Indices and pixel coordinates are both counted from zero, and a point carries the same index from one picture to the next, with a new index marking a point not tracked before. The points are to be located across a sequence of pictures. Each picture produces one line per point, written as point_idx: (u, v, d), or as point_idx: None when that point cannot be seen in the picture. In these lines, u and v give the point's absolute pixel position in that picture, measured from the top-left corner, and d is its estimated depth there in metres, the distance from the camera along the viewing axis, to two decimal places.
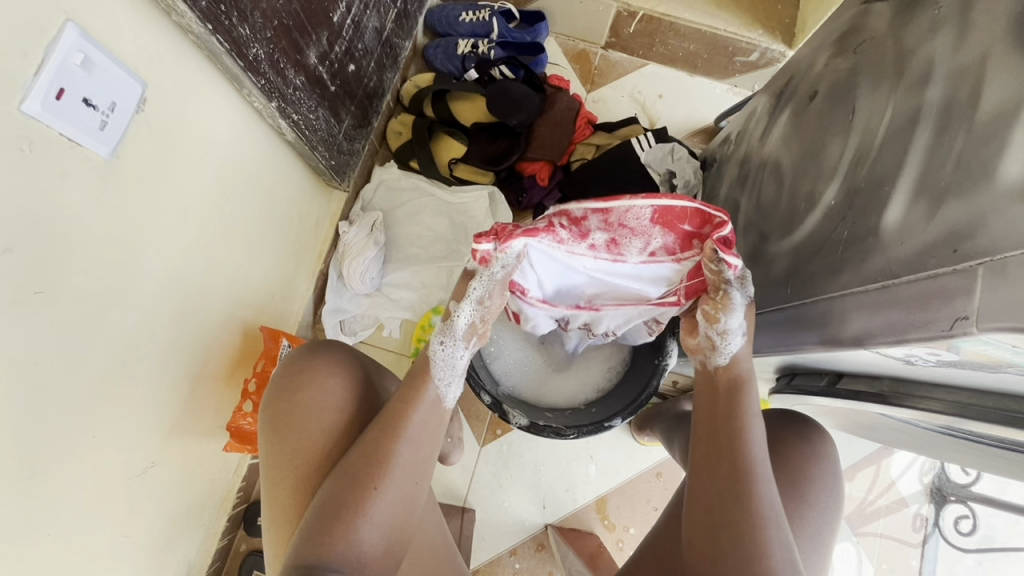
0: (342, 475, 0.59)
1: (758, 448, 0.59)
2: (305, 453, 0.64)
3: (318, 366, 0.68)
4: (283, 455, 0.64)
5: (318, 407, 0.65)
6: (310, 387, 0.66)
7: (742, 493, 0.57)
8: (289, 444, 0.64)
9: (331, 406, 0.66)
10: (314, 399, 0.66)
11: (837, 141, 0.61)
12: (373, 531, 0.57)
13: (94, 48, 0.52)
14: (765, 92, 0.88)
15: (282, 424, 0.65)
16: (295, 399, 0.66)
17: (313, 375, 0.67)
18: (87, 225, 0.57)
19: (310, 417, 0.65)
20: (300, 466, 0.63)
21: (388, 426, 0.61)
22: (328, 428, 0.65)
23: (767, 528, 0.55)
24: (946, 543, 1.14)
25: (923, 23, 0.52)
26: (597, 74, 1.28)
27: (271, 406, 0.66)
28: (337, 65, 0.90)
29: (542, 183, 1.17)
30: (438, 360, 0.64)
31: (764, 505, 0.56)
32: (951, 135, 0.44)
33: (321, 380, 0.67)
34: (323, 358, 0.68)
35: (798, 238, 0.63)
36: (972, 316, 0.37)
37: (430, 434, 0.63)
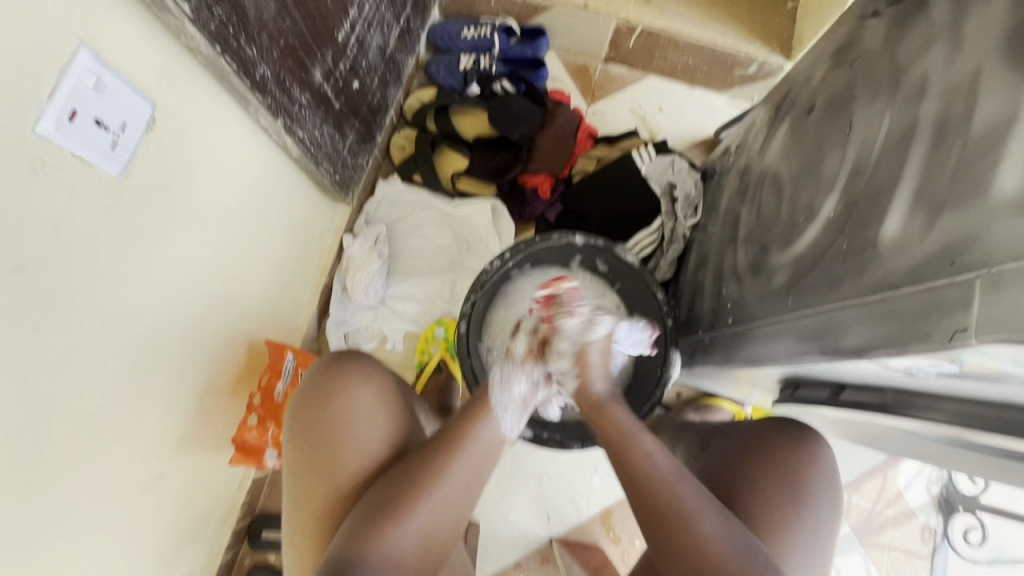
0: (393, 482, 0.60)
1: (653, 454, 0.60)
2: (342, 459, 0.64)
3: (358, 374, 0.69)
4: (317, 458, 0.64)
5: (355, 416, 0.66)
6: (349, 395, 0.67)
7: (660, 498, 0.57)
8: (324, 449, 0.64)
9: (367, 416, 0.67)
10: (354, 407, 0.67)
11: (835, 154, 0.62)
12: (414, 535, 0.58)
13: (105, 70, 0.53)
14: (764, 105, 0.89)
15: (317, 430, 0.65)
16: (334, 405, 0.66)
17: (352, 382, 0.68)
18: (97, 243, 0.59)
19: (349, 424, 0.65)
20: (335, 472, 0.63)
21: (455, 442, 0.63)
22: (366, 435, 0.66)
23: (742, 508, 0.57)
24: (955, 554, 1.12)
25: (916, 39, 0.53)
26: (597, 87, 1.30)
27: (306, 411, 0.67)
28: (342, 82, 0.91)
29: (545, 196, 1.17)
30: (495, 384, 0.69)
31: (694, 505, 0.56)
32: (947, 149, 0.45)
33: (359, 388, 0.68)
34: (362, 368, 0.70)
35: (798, 250, 0.64)
36: (971, 327, 0.37)
37: (487, 459, 0.65)
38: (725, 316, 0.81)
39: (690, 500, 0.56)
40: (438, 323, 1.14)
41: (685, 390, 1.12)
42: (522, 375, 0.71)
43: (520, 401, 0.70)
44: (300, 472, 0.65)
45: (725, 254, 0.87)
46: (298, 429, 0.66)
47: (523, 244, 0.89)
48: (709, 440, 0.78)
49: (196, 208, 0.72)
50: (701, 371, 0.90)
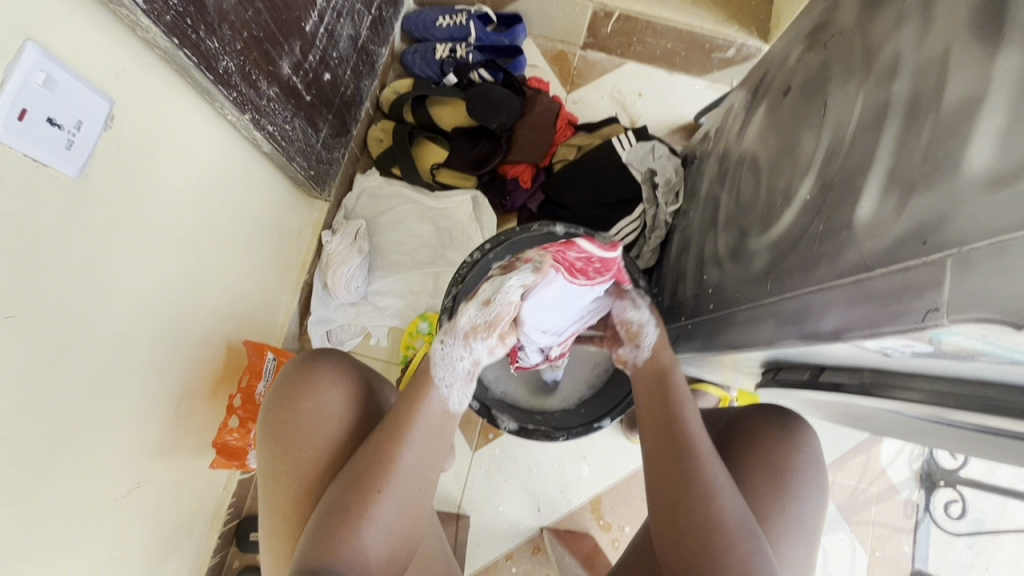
0: (346, 477, 0.58)
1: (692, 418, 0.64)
2: (307, 457, 0.63)
3: (327, 371, 0.67)
4: (284, 459, 0.63)
5: (318, 415, 0.65)
6: (315, 391, 0.65)
7: (693, 472, 0.59)
8: (291, 448, 0.63)
9: (332, 415, 0.65)
10: (319, 404, 0.65)
11: (811, 135, 0.61)
12: (375, 534, 0.56)
13: (55, 65, 0.51)
14: (741, 88, 0.89)
15: (284, 428, 0.64)
16: (301, 403, 0.65)
17: (318, 379, 0.66)
18: (58, 248, 0.57)
19: (312, 421, 0.64)
20: (303, 472, 0.63)
21: (395, 428, 0.62)
22: (335, 433, 0.65)
23: (721, 499, 0.57)
24: (937, 528, 1.14)
25: (889, 16, 0.53)
26: (576, 74, 1.28)
27: (274, 410, 0.66)
28: (312, 74, 0.89)
29: (525, 185, 1.17)
30: (438, 360, 0.66)
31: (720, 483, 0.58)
32: (919, 127, 0.45)
33: (327, 384, 0.66)
34: (330, 363, 0.68)
35: (776, 233, 0.63)
36: (943, 307, 0.37)
37: (433, 442, 0.64)
38: (707, 302, 0.81)
39: (714, 483, 0.58)
40: (423, 318, 1.13)
41: None
42: (464, 350, 0.65)
43: (467, 373, 0.66)
44: (271, 472, 0.64)
45: (706, 240, 0.86)
46: (267, 429, 0.65)
47: (502, 235, 0.88)
48: None
49: (163, 208, 0.70)
50: (686, 357, 0.90)
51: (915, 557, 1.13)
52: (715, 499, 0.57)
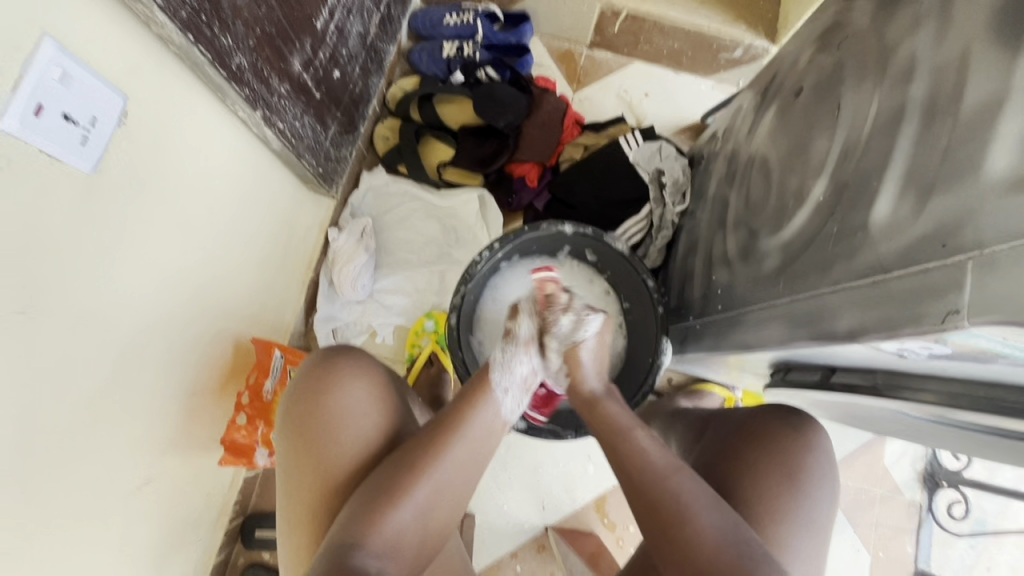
0: (385, 470, 0.59)
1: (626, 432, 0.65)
2: (334, 451, 0.63)
3: (356, 365, 0.68)
4: (311, 449, 0.63)
5: (350, 406, 0.65)
6: (341, 385, 0.66)
7: (654, 493, 0.58)
8: (321, 438, 0.64)
9: (363, 405, 0.66)
10: (347, 399, 0.65)
11: (824, 136, 0.62)
12: (410, 522, 0.57)
13: (70, 61, 0.51)
14: (751, 89, 0.89)
15: (309, 421, 0.64)
16: (326, 397, 0.65)
17: (345, 374, 0.67)
18: (71, 244, 0.57)
19: (342, 414, 0.65)
20: (330, 465, 0.62)
21: (450, 426, 0.63)
22: (363, 423, 0.65)
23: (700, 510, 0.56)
24: (940, 529, 1.15)
25: (904, 19, 0.53)
26: (583, 73, 1.28)
27: (299, 403, 0.65)
28: (322, 71, 0.89)
29: (532, 184, 1.17)
30: (496, 365, 0.70)
31: (692, 497, 0.57)
32: (937, 129, 0.45)
33: (354, 380, 0.67)
34: (358, 358, 0.69)
35: (788, 234, 0.64)
36: (963, 309, 0.37)
37: (483, 445, 0.65)
38: (715, 302, 0.82)
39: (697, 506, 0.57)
40: (429, 317, 1.13)
41: (677, 377, 1.14)
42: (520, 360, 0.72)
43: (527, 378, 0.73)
44: (296, 461, 0.64)
45: (714, 241, 0.87)
46: (291, 423, 0.65)
47: (511, 233, 0.87)
48: (703, 428, 0.78)
49: (175, 205, 0.70)
50: (692, 356, 0.90)
51: (917, 557, 1.13)
52: (683, 513, 0.56)
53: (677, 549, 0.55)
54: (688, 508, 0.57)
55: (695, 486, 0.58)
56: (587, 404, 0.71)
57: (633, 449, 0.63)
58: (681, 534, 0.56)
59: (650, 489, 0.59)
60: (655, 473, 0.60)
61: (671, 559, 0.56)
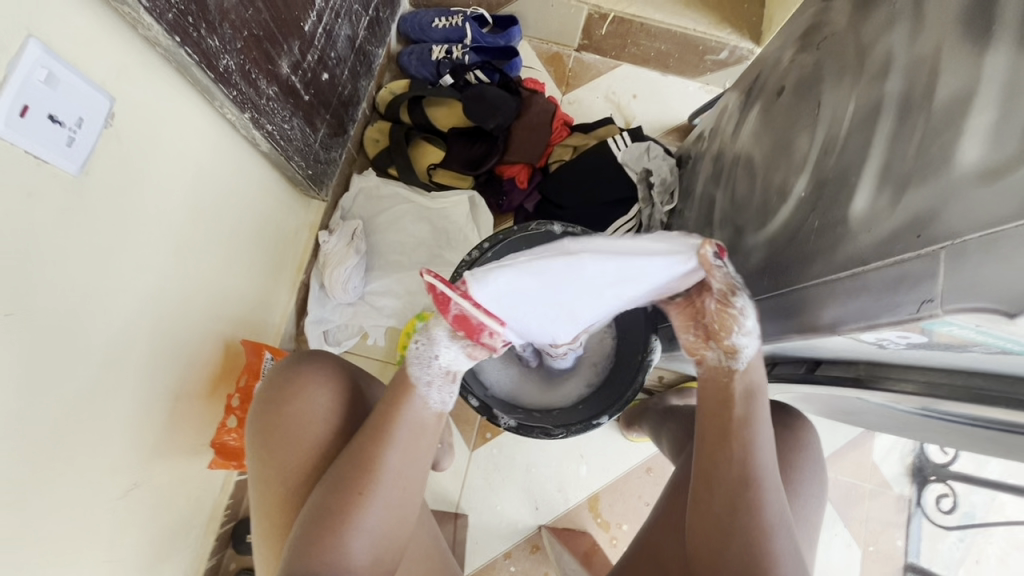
0: (332, 488, 0.58)
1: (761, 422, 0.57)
2: (298, 458, 0.63)
3: (304, 377, 0.66)
4: (270, 465, 0.64)
5: (301, 422, 0.64)
6: (297, 388, 0.66)
7: (750, 501, 0.55)
8: (276, 454, 0.64)
9: (315, 419, 0.65)
10: (305, 402, 0.65)
11: (805, 134, 0.63)
12: (359, 543, 0.57)
13: (56, 62, 0.51)
14: (735, 89, 0.90)
15: (271, 428, 0.65)
16: (285, 399, 0.65)
17: (297, 376, 0.66)
18: (58, 246, 0.56)
19: (302, 421, 0.65)
20: (291, 479, 0.63)
21: (375, 434, 0.60)
22: (315, 437, 0.64)
23: (763, 488, 0.55)
24: (929, 522, 1.16)
25: (880, 18, 0.54)
26: (572, 75, 1.30)
27: (258, 415, 0.66)
28: (310, 74, 0.89)
29: (522, 185, 1.17)
30: (415, 359, 0.59)
31: (772, 499, 0.55)
32: (911, 124, 0.46)
33: (307, 389, 0.66)
34: (307, 367, 0.67)
35: (772, 230, 0.65)
36: (937, 298, 0.38)
37: (419, 444, 0.61)
38: None
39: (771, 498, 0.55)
40: (420, 318, 1.13)
41: (667, 375, 1.15)
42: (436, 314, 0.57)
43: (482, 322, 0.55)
44: (259, 477, 0.65)
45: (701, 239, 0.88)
46: (255, 429, 0.66)
47: (501, 233, 0.87)
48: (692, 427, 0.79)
49: (161, 207, 0.70)
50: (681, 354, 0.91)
51: (908, 551, 1.14)
52: (754, 487, 0.55)
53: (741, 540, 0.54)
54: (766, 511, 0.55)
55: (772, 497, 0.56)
56: (724, 378, 0.57)
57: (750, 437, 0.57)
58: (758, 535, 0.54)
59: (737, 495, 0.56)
60: (760, 474, 0.55)
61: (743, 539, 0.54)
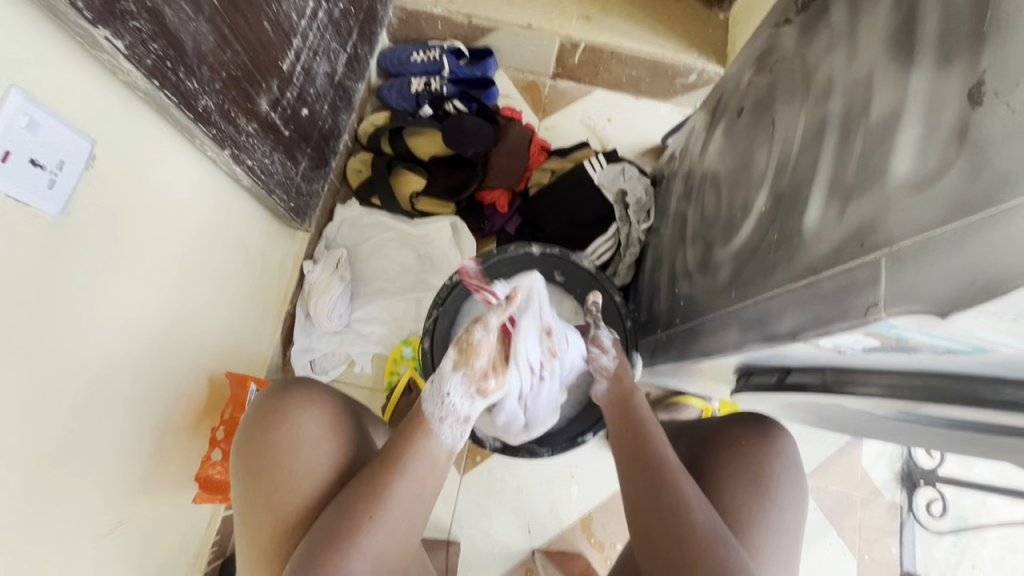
0: (339, 507, 0.59)
1: (657, 436, 0.68)
2: (289, 487, 0.63)
3: (298, 403, 0.67)
4: (260, 492, 0.63)
5: (295, 447, 0.64)
6: (292, 421, 0.65)
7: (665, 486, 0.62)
8: (267, 480, 0.63)
9: (310, 443, 0.65)
10: (301, 435, 0.65)
11: (762, 151, 0.66)
12: (362, 563, 0.57)
13: (37, 109, 0.53)
14: (701, 111, 0.94)
15: (261, 460, 0.64)
16: (278, 432, 0.65)
17: (294, 409, 0.66)
18: (38, 287, 0.57)
19: (294, 453, 0.64)
20: (285, 504, 0.63)
21: (393, 460, 0.62)
22: (309, 462, 0.64)
23: (677, 471, 0.63)
24: (921, 528, 1.16)
25: (822, 41, 0.57)
26: (548, 102, 1.34)
27: (250, 441, 0.65)
28: (290, 110, 0.92)
29: (503, 209, 1.20)
30: (431, 400, 0.64)
31: (690, 491, 0.61)
32: (852, 139, 0.49)
33: (302, 415, 0.66)
34: (301, 394, 0.68)
35: (738, 243, 0.67)
36: (880, 302, 0.40)
37: (430, 474, 0.63)
38: (679, 313, 0.84)
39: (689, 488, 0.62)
40: (406, 343, 1.14)
41: (653, 391, 1.16)
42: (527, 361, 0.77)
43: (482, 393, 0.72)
44: (249, 503, 0.64)
45: (676, 255, 0.90)
46: (241, 460, 0.65)
47: (482, 257, 0.89)
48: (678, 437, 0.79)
49: (143, 243, 0.71)
50: (663, 368, 0.92)
51: (903, 559, 1.14)
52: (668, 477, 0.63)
53: (667, 538, 0.60)
54: (685, 504, 0.60)
55: (697, 494, 0.61)
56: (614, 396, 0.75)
57: (644, 432, 0.69)
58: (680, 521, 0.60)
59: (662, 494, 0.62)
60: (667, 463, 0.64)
61: (667, 530, 0.60)
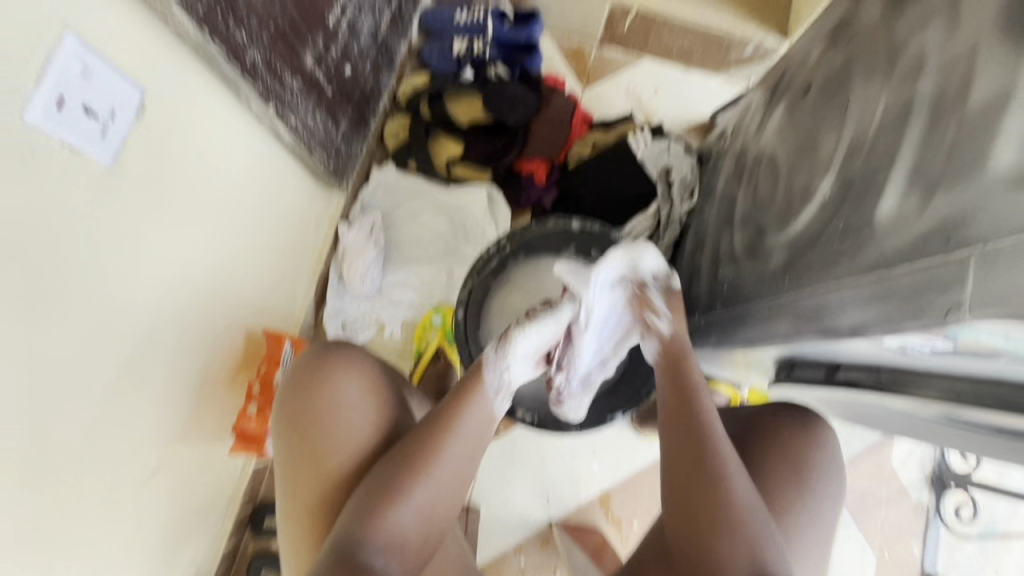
0: (392, 460, 0.61)
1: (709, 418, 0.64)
2: (333, 448, 0.64)
3: (341, 366, 0.68)
4: (303, 451, 0.64)
5: (339, 409, 0.65)
6: (336, 384, 0.66)
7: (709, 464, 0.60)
8: (311, 440, 0.64)
9: (353, 407, 0.66)
10: (343, 397, 0.66)
11: (832, 133, 0.62)
12: (410, 515, 0.59)
13: (90, 54, 0.52)
14: (759, 88, 0.89)
15: (305, 419, 0.65)
16: (322, 392, 0.66)
17: (337, 372, 0.67)
18: (88, 235, 0.58)
19: (337, 416, 0.65)
20: (329, 462, 0.64)
21: (440, 423, 0.64)
22: (352, 424, 0.65)
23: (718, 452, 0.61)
24: (948, 531, 1.14)
25: (914, 15, 0.53)
26: (593, 71, 1.28)
27: (293, 400, 0.66)
28: (334, 67, 0.90)
29: (540, 182, 1.15)
30: (489, 367, 0.67)
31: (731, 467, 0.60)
32: (943, 126, 0.45)
33: (345, 378, 0.67)
34: (342, 357, 0.69)
35: (796, 230, 0.64)
36: (965, 302, 0.38)
37: (475, 436, 0.65)
38: (721, 299, 0.82)
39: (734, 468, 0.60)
40: (437, 310, 1.14)
41: None
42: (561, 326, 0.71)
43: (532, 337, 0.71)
44: (292, 461, 0.65)
45: (721, 238, 0.86)
46: (285, 418, 0.66)
47: (518, 230, 0.89)
48: None
49: (189, 197, 0.71)
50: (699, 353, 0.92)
51: (924, 559, 1.13)
52: (710, 462, 0.60)
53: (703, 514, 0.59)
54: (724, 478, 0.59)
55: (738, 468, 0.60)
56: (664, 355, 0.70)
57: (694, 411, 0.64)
58: (711, 490, 0.59)
59: (699, 459, 0.61)
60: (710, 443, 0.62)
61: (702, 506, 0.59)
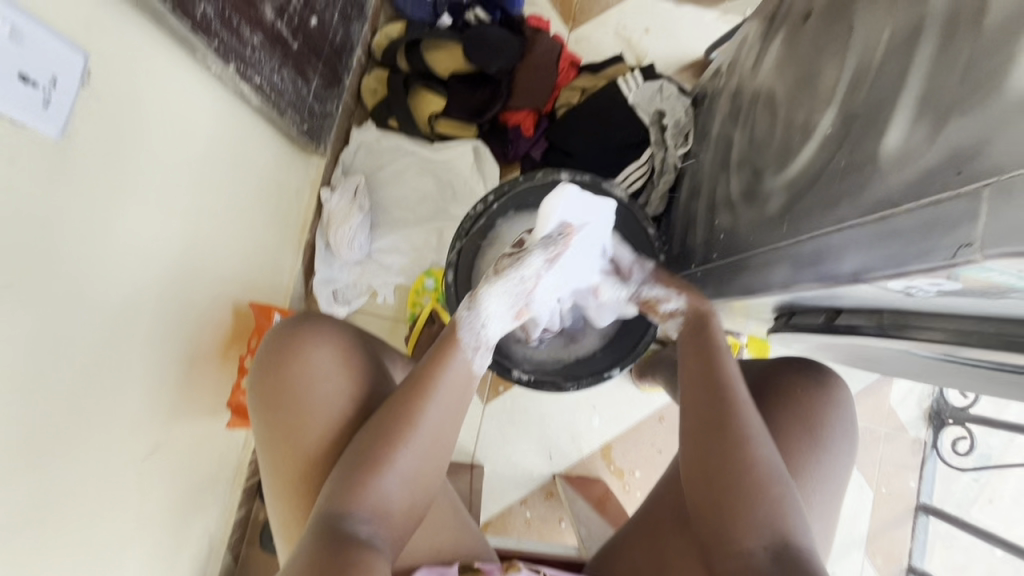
0: (374, 431, 0.60)
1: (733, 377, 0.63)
2: (309, 421, 0.63)
3: (309, 338, 0.66)
4: (280, 426, 0.64)
5: (310, 381, 0.64)
6: (305, 357, 0.65)
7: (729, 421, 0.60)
8: (286, 414, 0.64)
9: (325, 378, 0.65)
10: (314, 370, 0.65)
11: (833, 63, 0.57)
12: (395, 484, 0.58)
13: (18, 14, 0.47)
14: (756, 17, 0.83)
15: (278, 394, 0.64)
16: (292, 366, 0.64)
17: (306, 345, 0.65)
18: (48, 214, 0.55)
19: (310, 389, 0.64)
20: (307, 435, 0.63)
21: (418, 387, 0.61)
22: (325, 395, 0.64)
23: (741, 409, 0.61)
24: (944, 464, 1.16)
25: None
26: (579, 10, 1.21)
27: (265, 376, 0.65)
28: (297, 20, 0.85)
29: (528, 133, 1.11)
30: (465, 325, 0.65)
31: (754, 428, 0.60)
32: (957, 46, 0.41)
33: (314, 349, 0.65)
34: (310, 329, 0.67)
35: (794, 171, 0.60)
36: (976, 241, 0.35)
37: (457, 399, 0.63)
38: (718, 248, 0.79)
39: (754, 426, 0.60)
40: (428, 275, 1.12)
41: None
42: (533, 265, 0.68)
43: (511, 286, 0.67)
44: (271, 436, 0.65)
45: (717, 183, 0.83)
46: (259, 394, 0.65)
47: (507, 184, 0.85)
48: None
49: (154, 168, 0.67)
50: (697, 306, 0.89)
51: (920, 491, 1.15)
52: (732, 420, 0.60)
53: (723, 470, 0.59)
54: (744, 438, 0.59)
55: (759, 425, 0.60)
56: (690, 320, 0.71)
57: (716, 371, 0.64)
58: (733, 449, 0.59)
59: (719, 417, 0.61)
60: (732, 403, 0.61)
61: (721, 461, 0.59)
